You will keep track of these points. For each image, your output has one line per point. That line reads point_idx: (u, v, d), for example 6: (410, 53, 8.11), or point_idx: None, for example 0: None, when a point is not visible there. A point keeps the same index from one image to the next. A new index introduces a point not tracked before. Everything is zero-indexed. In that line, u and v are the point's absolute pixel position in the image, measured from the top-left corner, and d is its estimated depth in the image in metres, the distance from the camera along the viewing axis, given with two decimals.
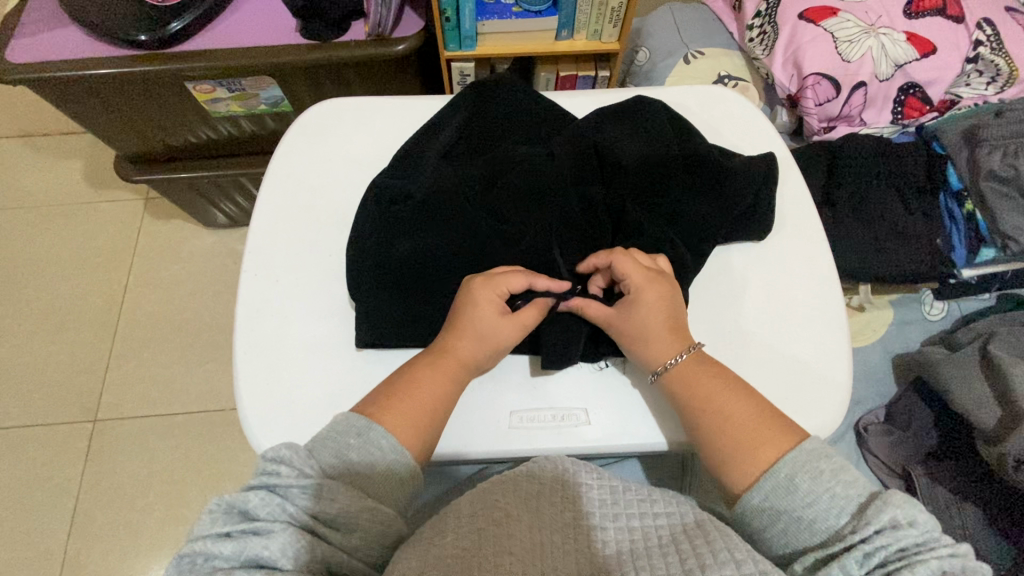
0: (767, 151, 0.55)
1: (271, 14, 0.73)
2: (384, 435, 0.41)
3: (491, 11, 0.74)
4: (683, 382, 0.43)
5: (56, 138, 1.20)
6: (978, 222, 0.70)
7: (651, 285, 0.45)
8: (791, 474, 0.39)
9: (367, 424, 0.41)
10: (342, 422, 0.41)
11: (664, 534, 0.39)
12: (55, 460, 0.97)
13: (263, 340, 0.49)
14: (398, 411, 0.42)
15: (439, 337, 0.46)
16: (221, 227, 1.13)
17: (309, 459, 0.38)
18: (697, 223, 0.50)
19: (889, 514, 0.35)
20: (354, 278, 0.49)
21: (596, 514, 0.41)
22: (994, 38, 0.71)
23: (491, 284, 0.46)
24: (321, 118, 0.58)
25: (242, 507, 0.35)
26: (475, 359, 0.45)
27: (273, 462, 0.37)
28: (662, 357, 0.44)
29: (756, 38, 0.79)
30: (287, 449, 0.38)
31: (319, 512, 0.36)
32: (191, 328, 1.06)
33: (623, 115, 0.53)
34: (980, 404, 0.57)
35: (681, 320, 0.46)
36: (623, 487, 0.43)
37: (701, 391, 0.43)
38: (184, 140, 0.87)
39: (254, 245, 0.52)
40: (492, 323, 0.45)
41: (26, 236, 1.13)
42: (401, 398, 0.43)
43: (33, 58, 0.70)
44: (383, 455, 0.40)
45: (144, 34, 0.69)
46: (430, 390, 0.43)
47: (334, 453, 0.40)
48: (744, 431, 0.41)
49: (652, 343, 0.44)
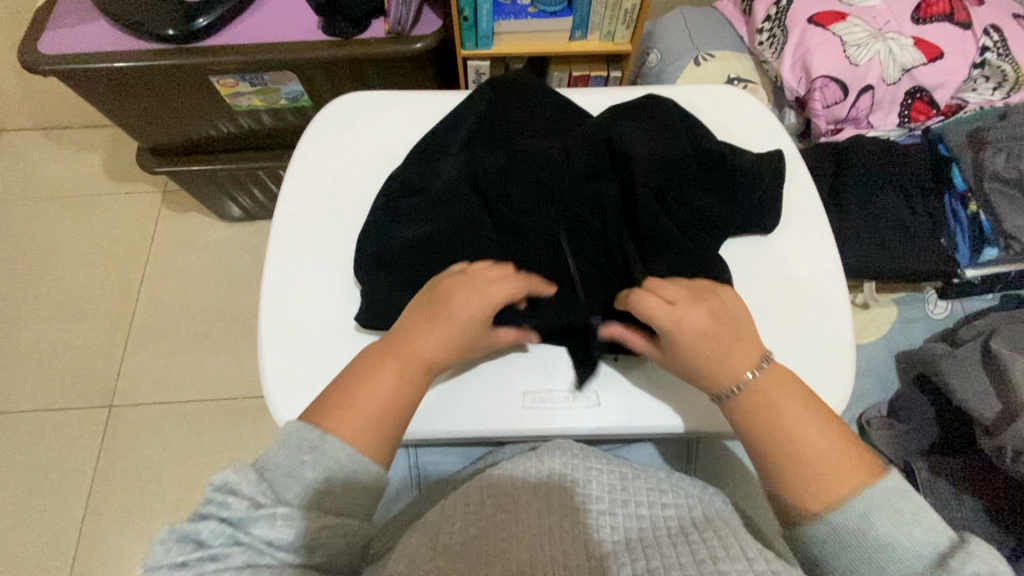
0: (777, 148, 0.57)
1: (293, 11, 0.76)
2: (342, 446, 0.39)
3: (506, 11, 0.76)
4: (751, 407, 0.42)
5: (77, 130, 1.23)
6: (981, 222, 0.71)
7: (686, 313, 0.43)
8: (865, 511, 0.38)
9: (320, 436, 0.39)
10: (293, 435, 0.39)
11: (673, 524, 0.40)
12: (71, 443, 0.99)
13: (287, 320, 0.51)
14: (354, 414, 0.41)
15: (405, 332, 0.44)
16: (237, 220, 1.15)
17: (260, 485, 0.38)
18: (702, 223, 0.50)
19: (974, 566, 0.35)
20: (360, 268, 0.51)
21: (606, 501, 0.42)
22: (1000, 43, 0.73)
23: (486, 297, 0.43)
24: (344, 110, 0.60)
25: (196, 537, 0.36)
26: (438, 360, 0.43)
27: (222, 490, 0.37)
28: (736, 377, 0.42)
29: (765, 42, 0.80)
30: (236, 477, 0.37)
31: (274, 537, 0.36)
32: (206, 319, 1.08)
33: (637, 114, 0.54)
34: (979, 396, 0.59)
35: (742, 330, 0.44)
36: (634, 477, 0.45)
37: (770, 415, 0.42)
38: (206, 134, 0.89)
39: (280, 229, 0.54)
40: (466, 329, 0.44)
41: (47, 226, 1.16)
42: (360, 401, 0.41)
43: (64, 49, 0.73)
44: (341, 467, 0.39)
45: (173, 29, 0.71)
46: (389, 393, 0.42)
47: (285, 471, 0.38)
48: (812, 460, 0.40)
49: (727, 360, 0.43)
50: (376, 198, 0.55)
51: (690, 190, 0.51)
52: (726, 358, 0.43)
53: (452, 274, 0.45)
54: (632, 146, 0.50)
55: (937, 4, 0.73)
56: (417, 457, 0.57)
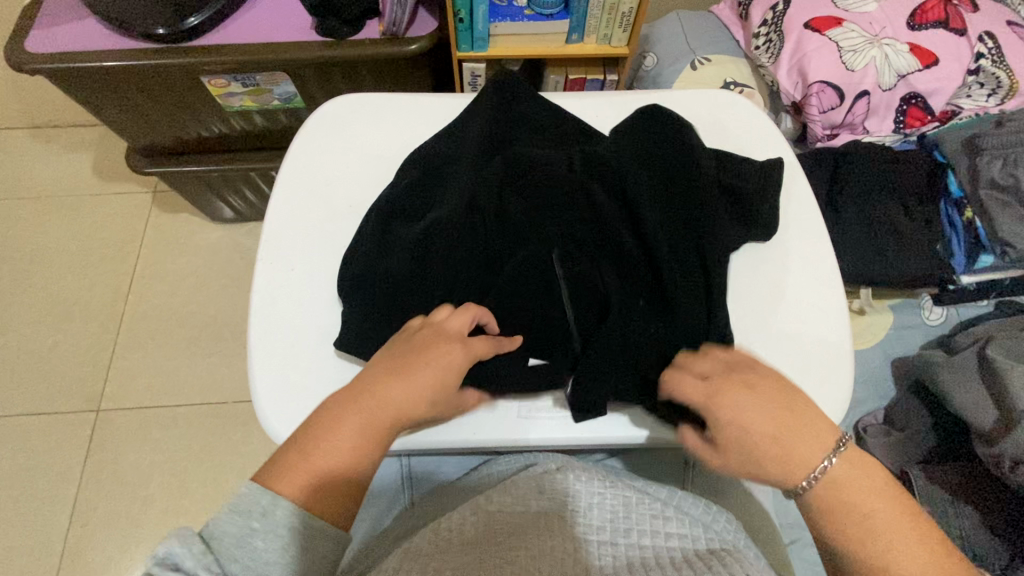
0: (775, 154, 0.57)
1: (286, 12, 0.75)
2: (293, 510, 0.37)
3: (503, 14, 0.76)
4: (829, 493, 0.38)
5: (66, 129, 1.21)
6: (977, 230, 0.71)
7: (723, 392, 0.40)
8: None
9: (272, 500, 0.37)
10: (245, 497, 0.37)
11: (675, 555, 0.40)
12: (57, 449, 0.97)
13: (276, 327, 0.50)
14: (308, 473, 0.38)
15: (372, 381, 0.41)
16: (229, 222, 1.14)
17: (209, 554, 0.35)
18: (697, 242, 0.49)
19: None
20: (346, 281, 0.49)
21: (608, 530, 0.42)
22: (995, 50, 0.73)
23: (465, 352, 0.42)
24: (336, 114, 0.59)
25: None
26: (404, 415, 0.40)
27: (165, 563, 0.34)
28: (806, 470, 0.38)
29: (761, 46, 0.80)
30: (180, 544, 0.35)
31: None
32: (196, 321, 1.07)
33: (634, 131, 0.53)
34: (978, 407, 0.58)
35: (807, 418, 0.39)
36: (637, 501, 0.44)
37: (848, 502, 0.38)
38: (197, 134, 0.88)
39: (271, 233, 0.54)
40: (438, 384, 0.41)
41: (35, 226, 1.14)
42: (319, 460, 0.38)
43: (51, 48, 0.71)
44: (293, 534, 0.37)
45: (163, 28, 0.70)
46: (350, 448, 0.39)
47: (235, 540, 0.36)
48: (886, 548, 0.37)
49: (796, 448, 0.38)
50: (369, 209, 0.54)
51: (679, 218, 0.49)
52: (793, 447, 0.38)
53: (427, 327, 0.43)
54: (626, 165, 0.50)
55: (932, 11, 0.74)
56: (411, 465, 0.55)
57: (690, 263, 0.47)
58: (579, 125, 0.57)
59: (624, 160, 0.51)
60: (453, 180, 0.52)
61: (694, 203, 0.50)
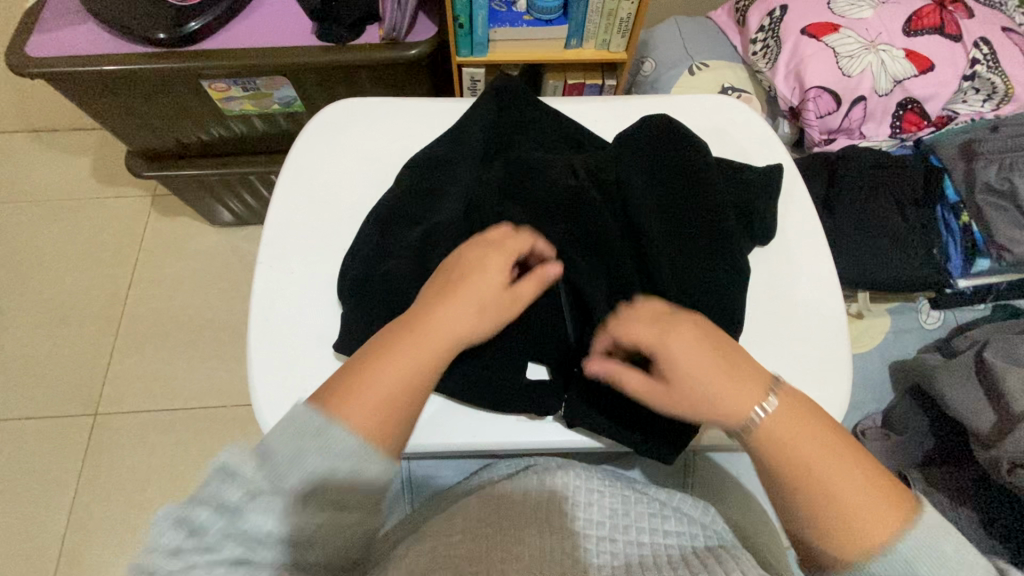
0: (774, 159, 0.57)
1: (286, 17, 0.75)
2: (348, 435, 0.35)
3: (502, 20, 0.76)
4: (772, 442, 0.37)
5: (64, 133, 1.21)
6: (973, 234, 0.71)
7: (672, 331, 0.40)
8: (910, 557, 0.34)
9: (325, 422, 0.35)
10: (299, 416, 0.35)
11: (674, 552, 0.41)
12: (54, 453, 0.97)
13: (276, 331, 0.50)
14: (366, 396, 0.37)
15: (427, 309, 0.41)
16: (227, 225, 1.14)
17: (267, 468, 0.34)
18: (702, 247, 0.49)
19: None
20: (346, 285, 0.49)
21: (606, 526, 0.42)
22: (990, 56, 0.74)
23: (501, 253, 0.43)
24: (337, 118, 0.59)
25: (193, 522, 0.32)
26: (459, 342, 0.40)
27: (221, 470, 0.33)
28: (747, 408, 0.38)
29: (759, 52, 0.81)
30: (237, 454, 0.33)
31: (274, 529, 0.33)
32: (194, 325, 1.06)
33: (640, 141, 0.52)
34: (977, 409, 0.58)
35: (739, 362, 0.40)
36: (635, 500, 0.45)
37: (794, 455, 0.37)
38: (196, 138, 0.88)
39: (271, 238, 0.54)
40: (492, 307, 0.41)
41: (34, 229, 1.14)
42: (369, 385, 0.37)
43: (51, 53, 0.72)
44: (347, 459, 0.35)
45: (163, 32, 0.70)
46: (406, 373, 0.38)
47: (289, 455, 0.34)
48: (846, 505, 0.35)
49: (736, 389, 0.38)
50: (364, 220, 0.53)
51: (688, 221, 0.50)
52: (725, 390, 0.38)
53: (482, 244, 0.43)
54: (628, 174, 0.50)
55: (927, 17, 0.74)
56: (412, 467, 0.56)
57: (695, 272, 0.48)
58: (577, 129, 0.57)
59: (619, 159, 0.51)
60: (455, 188, 0.53)
61: (693, 208, 0.50)
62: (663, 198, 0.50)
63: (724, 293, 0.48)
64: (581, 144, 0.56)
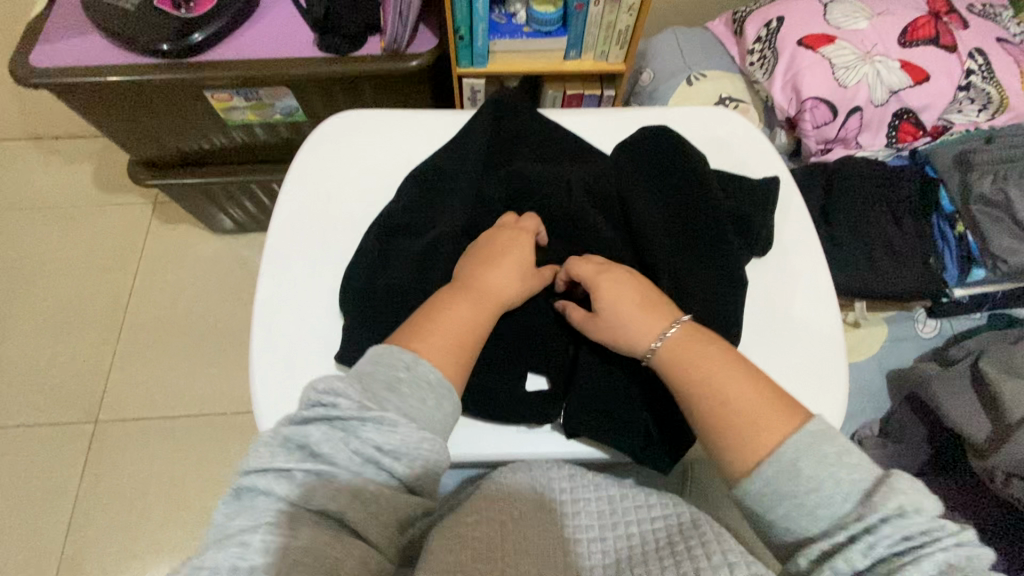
0: (771, 172, 0.58)
1: (289, 28, 0.76)
2: (433, 371, 0.41)
3: (502, 31, 0.78)
4: (674, 361, 0.43)
5: (66, 141, 1.22)
6: (969, 244, 0.72)
7: (608, 270, 0.47)
8: (795, 457, 0.38)
9: (413, 358, 0.41)
10: (387, 356, 0.41)
11: (661, 536, 0.44)
12: (54, 460, 0.97)
13: (278, 342, 0.50)
14: (440, 340, 0.43)
15: (479, 274, 0.47)
16: (228, 233, 1.14)
17: (365, 393, 0.38)
18: (703, 260, 0.50)
19: (896, 502, 0.36)
20: (346, 298, 0.50)
21: (596, 527, 0.46)
22: (984, 67, 0.75)
23: (525, 228, 0.50)
24: (339, 130, 0.60)
25: (303, 442, 0.37)
26: (510, 300, 0.47)
27: (324, 397, 0.37)
28: (653, 334, 0.45)
29: (756, 62, 0.82)
30: (339, 383, 0.38)
31: (383, 443, 0.37)
32: (195, 332, 1.07)
33: (636, 155, 0.54)
34: (971, 418, 0.59)
35: (655, 297, 0.46)
36: (621, 497, 0.47)
37: (695, 373, 0.43)
38: (198, 147, 0.89)
39: (273, 249, 0.54)
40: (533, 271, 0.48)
41: (36, 237, 1.15)
42: (436, 332, 0.43)
43: (56, 64, 0.72)
44: (431, 389, 0.40)
45: (168, 43, 0.71)
46: (471, 323, 0.44)
47: (384, 385, 0.39)
48: (739, 417, 0.41)
49: (644, 319, 0.45)
50: (364, 235, 0.54)
51: (688, 234, 0.51)
52: (637, 318, 0.45)
53: (505, 226, 0.50)
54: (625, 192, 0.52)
55: (922, 28, 0.75)
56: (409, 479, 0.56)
57: (694, 284, 0.49)
58: (577, 141, 0.57)
59: (620, 173, 0.53)
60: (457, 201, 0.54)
61: (690, 220, 0.51)
62: (661, 213, 0.52)
63: (722, 304, 0.48)
64: (581, 155, 0.57)
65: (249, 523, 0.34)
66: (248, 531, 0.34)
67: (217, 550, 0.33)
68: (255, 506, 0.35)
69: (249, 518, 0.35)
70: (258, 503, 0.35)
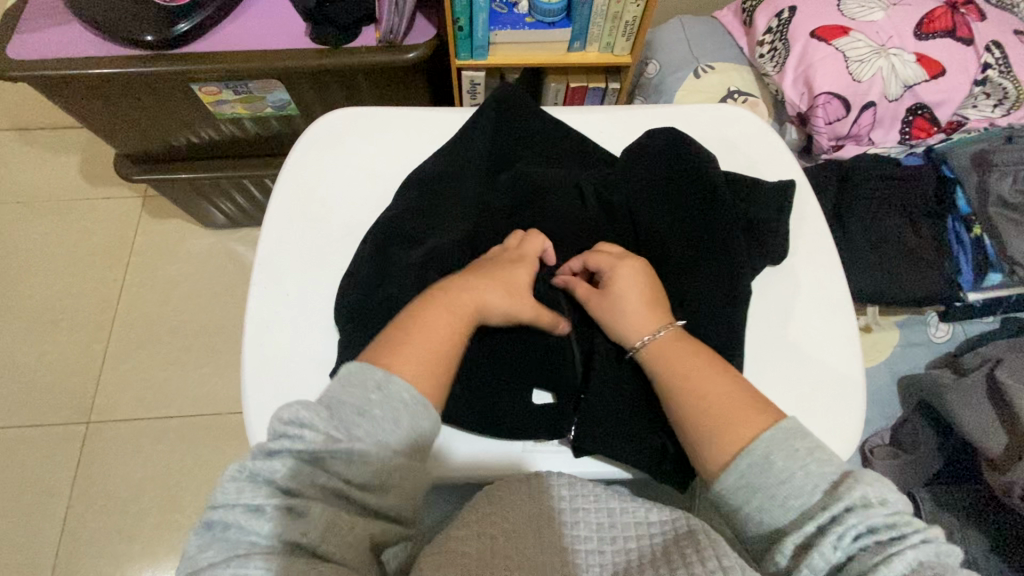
0: (785, 174, 0.56)
1: (279, 18, 0.72)
2: (407, 388, 0.38)
3: (503, 22, 0.74)
4: (660, 357, 0.43)
5: (52, 132, 1.18)
6: (985, 247, 0.71)
7: (627, 260, 0.46)
8: (766, 451, 0.37)
9: (385, 376, 0.38)
10: (357, 374, 0.37)
11: (658, 544, 0.38)
12: (46, 462, 0.95)
13: (270, 354, 0.48)
14: (412, 352, 0.39)
15: (457, 281, 0.44)
16: (221, 228, 1.11)
17: (333, 421, 0.35)
18: (719, 271, 0.47)
19: (860, 492, 0.34)
20: (341, 309, 0.47)
21: (594, 539, 0.39)
22: (1002, 60, 0.72)
23: (521, 248, 0.48)
24: (332, 129, 0.57)
25: (269, 476, 0.33)
26: (489, 313, 0.44)
27: (291, 426, 0.34)
28: (643, 331, 0.44)
29: (766, 54, 0.79)
30: (306, 411, 0.35)
31: (353, 476, 0.35)
32: (188, 330, 1.04)
33: (644, 159, 0.51)
34: (986, 431, 0.59)
35: (660, 297, 0.46)
36: (620, 508, 0.41)
37: (679, 368, 0.42)
38: (186, 141, 0.85)
39: (264, 257, 0.52)
40: (518, 280, 0.45)
41: (23, 231, 1.11)
42: (411, 341, 0.40)
43: (34, 55, 0.69)
44: (406, 407, 0.37)
45: (151, 34, 0.67)
46: (447, 333, 0.41)
47: (355, 409, 0.36)
48: (717, 413, 0.39)
49: (638, 316, 0.44)
50: (359, 244, 0.52)
51: (702, 243, 0.48)
52: (636, 312, 0.44)
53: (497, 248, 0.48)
54: (633, 199, 0.50)
55: (939, 20, 0.72)
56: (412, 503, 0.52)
57: (707, 297, 0.47)
58: (582, 141, 0.55)
59: (628, 178, 0.51)
60: (460, 208, 0.51)
61: (699, 228, 0.49)
62: (671, 219, 0.50)
63: (734, 317, 0.46)
64: (588, 158, 0.55)
65: (217, 558, 0.31)
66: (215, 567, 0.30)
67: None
68: (227, 540, 0.32)
69: (218, 553, 0.31)
70: (228, 538, 0.32)
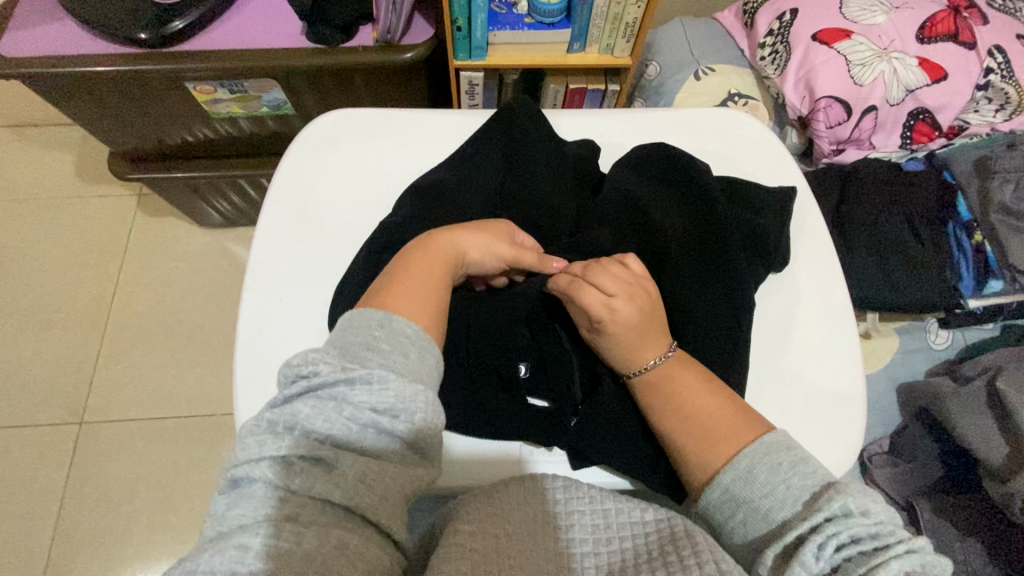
0: (788, 181, 0.55)
1: (276, 17, 0.71)
2: (408, 323, 0.38)
3: (502, 22, 0.74)
4: (657, 386, 0.42)
5: (47, 129, 1.18)
6: (988, 254, 0.71)
7: (620, 306, 0.42)
8: (750, 464, 0.37)
9: (386, 315, 0.38)
10: (357, 319, 0.38)
11: (651, 543, 0.37)
12: (39, 462, 0.94)
13: (265, 359, 0.47)
14: (406, 293, 0.40)
15: (444, 231, 0.45)
16: (216, 227, 1.10)
17: (343, 356, 0.35)
18: (722, 277, 0.47)
19: (840, 502, 0.33)
20: (336, 317, 0.47)
21: (589, 541, 0.38)
22: (1004, 65, 0.71)
23: (496, 221, 0.47)
24: (328, 132, 0.56)
25: (291, 422, 0.32)
26: (469, 258, 0.45)
27: (301, 367, 0.34)
28: (640, 360, 0.43)
29: (767, 57, 0.78)
30: (314, 352, 0.34)
31: (377, 404, 0.33)
32: (183, 329, 1.04)
33: (649, 174, 0.51)
34: (986, 441, 0.60)
35: (652, 328, 0.43)
36: (616, 509, 0.39)
37: (666, 389, 0.42)
38: (182, 139, 0.84)
39: (259, 261, 0.51)
40: (501, 234, 0.47)
41: (15, 230, 1.10)
42: (403, 285, 0.41)
43: (27, 52, 0.68)
44: (412, 341, 0.37)
45: (144, 32, 0.66)
46: (436, 276, 0.42)
47: (362, 345, 0.36)
48: (701, 425, 0.39)
49: (640, 353, 0.43)
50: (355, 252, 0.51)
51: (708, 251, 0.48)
52: (634, 351, 0.43)
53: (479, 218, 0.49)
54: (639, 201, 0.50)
55: (941, 24, 0.72)
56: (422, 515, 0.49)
57: (710, 306, 0.46)
58: (581, 146, 0.54)
59: (626, 185, 0.50)
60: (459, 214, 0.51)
61: (703, 233, 0.48)
62: (676, 227, 0.49)
63: (733, 325, 0.46)
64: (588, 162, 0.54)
65: (248, 519, 0.29)
66: (247, 533, 0.29)
67: (213, 554, 0.28)
68: (252, 496, 0.30)
69: (249, 511, 0.30)
70: (254, 494, 0.30)
